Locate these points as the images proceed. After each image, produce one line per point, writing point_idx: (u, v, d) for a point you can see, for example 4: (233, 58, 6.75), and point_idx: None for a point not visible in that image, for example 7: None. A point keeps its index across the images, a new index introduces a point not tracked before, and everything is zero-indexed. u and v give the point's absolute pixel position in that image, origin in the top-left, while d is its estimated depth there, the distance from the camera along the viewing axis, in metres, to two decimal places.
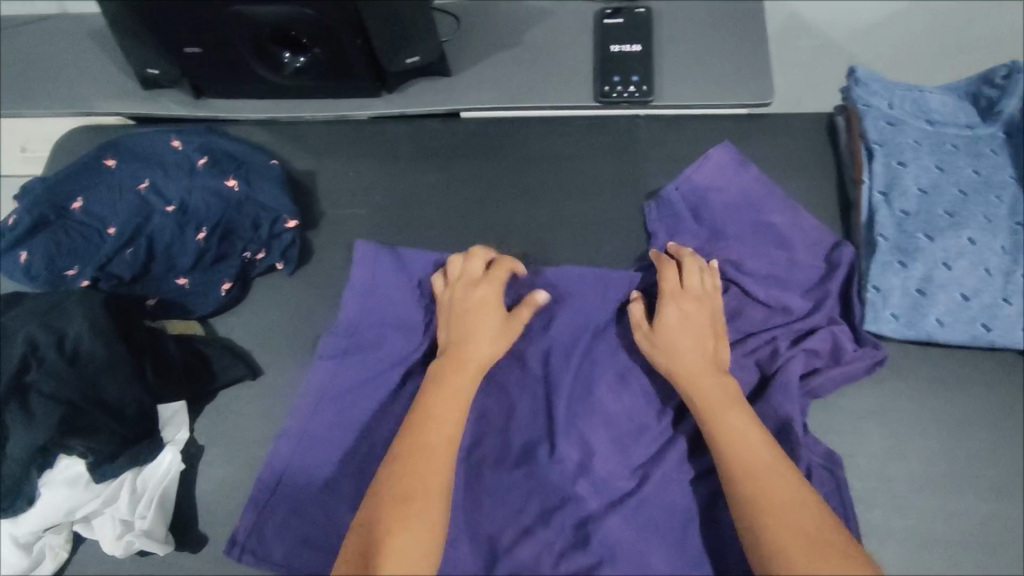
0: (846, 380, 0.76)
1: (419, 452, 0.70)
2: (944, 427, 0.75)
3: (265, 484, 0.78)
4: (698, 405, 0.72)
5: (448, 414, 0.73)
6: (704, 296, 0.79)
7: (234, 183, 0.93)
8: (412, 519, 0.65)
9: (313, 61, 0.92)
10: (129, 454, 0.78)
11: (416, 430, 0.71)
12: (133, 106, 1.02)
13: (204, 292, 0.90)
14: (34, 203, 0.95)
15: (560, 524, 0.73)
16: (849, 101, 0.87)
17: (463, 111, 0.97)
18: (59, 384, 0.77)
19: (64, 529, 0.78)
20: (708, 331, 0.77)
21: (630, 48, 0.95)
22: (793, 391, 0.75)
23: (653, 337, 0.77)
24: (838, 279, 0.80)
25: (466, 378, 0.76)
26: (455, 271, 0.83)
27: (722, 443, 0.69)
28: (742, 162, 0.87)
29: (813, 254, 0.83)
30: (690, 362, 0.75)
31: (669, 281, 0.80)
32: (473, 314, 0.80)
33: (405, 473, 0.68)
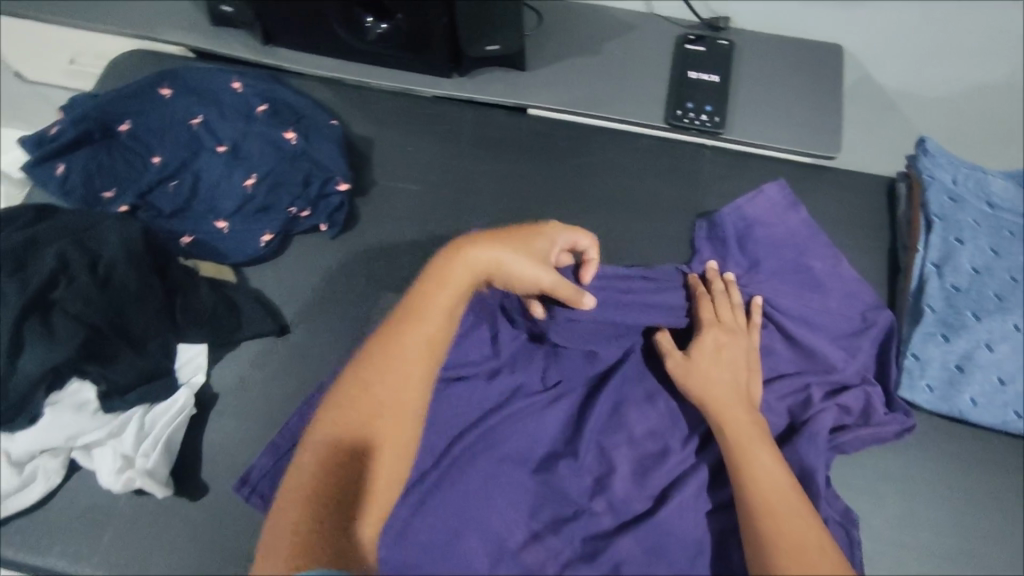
0: (874, 442, 0.76)
1: (388, 368, 0.69)
2: (960, 503, 0.76)
3: (290, 434, 0.77)
4: (725, 435, 0.71)
5: (400, 364, 0.70)
6: (740, 330, 0.78)
7: (293, 136, 0.92)
8: (371, 435, 0.66)
9: (394, 29, 0.91)
10: (141, 390, 0.76)
11: (388, 341, 0.71)
12: (200, 40, 1.01)
13: (241, 240, 0.88)
14: (81, 117, 0.93)
15: (569, 535, 0.73)
16: (913, 170, 0.89)
17: (531, 108, 0.96)
18: (86, 305, 0.75)
19: (61, 455, 0.75)
20: (742, 364, 0.76)
21: (708, 78, 0.95)
22: (823, 443, 0.74)
23: (686, 364, 0.77)
24: (872, 337, 0.81)
25: (439, 308, 0.73)
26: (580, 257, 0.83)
27: (741, 474, 0.68)
28: (793, 203, 0.88)
29: (848, 305, 0.83)
30: (719, 391, 0.74)
31: (707, 312, 0.80)
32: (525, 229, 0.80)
33: (376, 388, 0.68)
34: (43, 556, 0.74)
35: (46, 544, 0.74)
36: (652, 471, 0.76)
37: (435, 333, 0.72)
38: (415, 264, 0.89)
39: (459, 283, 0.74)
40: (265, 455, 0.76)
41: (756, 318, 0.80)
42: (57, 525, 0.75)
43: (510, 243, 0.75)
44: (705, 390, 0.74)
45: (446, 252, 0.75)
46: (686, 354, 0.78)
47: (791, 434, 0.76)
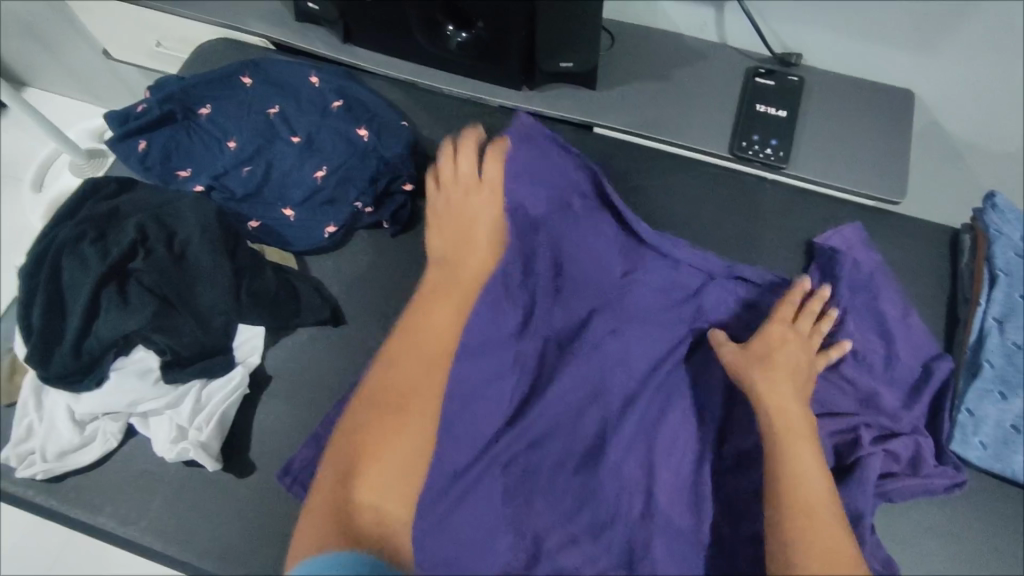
0: (922, 494, 0.76)
1: (411, 352, 0.79)
2: (1005, 564, 0.75)
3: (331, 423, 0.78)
4: (776, 429, 0.69)
5: (411, 364, 0.78)
6: (808, 340, 0.77)
7: (365, 133, 0.94)
8: (394, 431, 0.73)
9: (473, 39, 0.94)
10: (200, 364, 0.79)
11: (408, 332, 0.80)
12: (284, 34, 1.04)
13: (308, 229, 0.90)
14: (166, 97, 0.97)
15: (607, 544, 0.74)
16: (980, 223, 0.88)
17: (598, 126, 0.98)
18: (159, 279, 0.79)
19: (121, 419, 0.79)
20: (806, 370, 0.75)
21: (776, 112, 0.96)
22: (870, 488, 0.73)
23: (747, 352, 0.76)
24: (932, 389, 0.80)
25: (442, 315, 0.81)
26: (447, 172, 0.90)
27: (781, 476, 0.65)
28: (868, 245, 0.88)
29: (913, 354, 0.82)
30: (778, 380, 0.72)
31: (785, 313, 0.79)
32: (458, 205, 0.88)
33: (399, 377, 0.77)
34: (96, 514, 0.77)
35: (98, 503, 0.78)
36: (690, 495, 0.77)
37: (452, 320, 0.81)
38: None
39: (450, 295, 0.83)
40: (308, 445, 0.77)
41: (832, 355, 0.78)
42: (109, 487, 0.78)
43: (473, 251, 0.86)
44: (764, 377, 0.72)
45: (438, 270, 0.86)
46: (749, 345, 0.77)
47: (837, 476, 0.75)
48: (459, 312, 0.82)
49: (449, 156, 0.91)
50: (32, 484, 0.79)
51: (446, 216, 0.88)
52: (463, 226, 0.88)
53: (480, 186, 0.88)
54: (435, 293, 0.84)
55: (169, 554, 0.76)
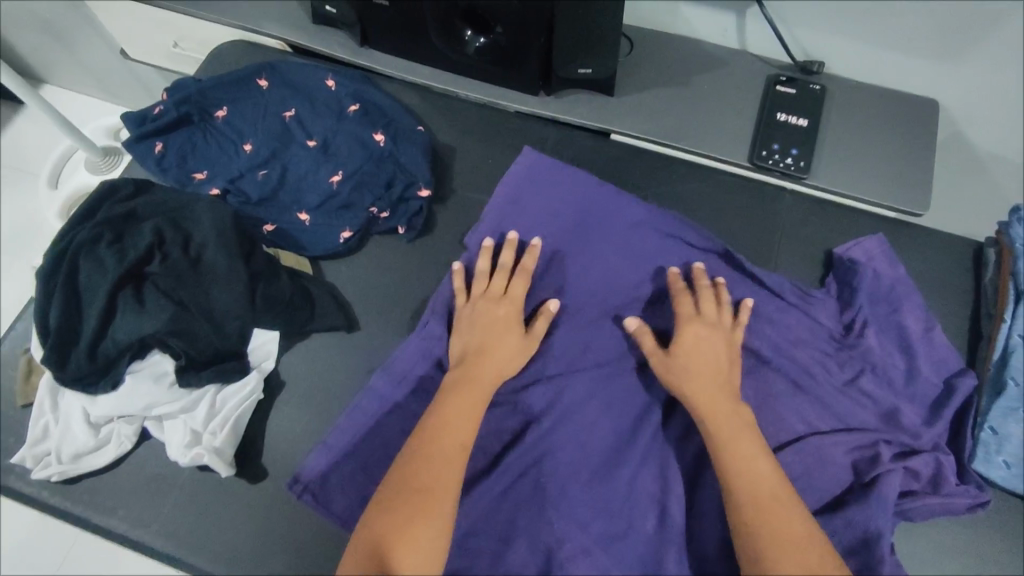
0: (941, 513, 0.74)
1: (437, 442, 0.69)
2: None
3: (344, 432, 0.78)
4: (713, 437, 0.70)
5: (434, 454, 0.68)
6: (721, 325, 0.78)
7: (381, 138, 0.94)
8: (418, 526, 0.64)
9: (492, 44, 0.93)
10: (215, 368, 0.78)
11: (431, 428, 0.71)
12: (301, 37, 1.04)
13: (323, 234, 0.90)
14: (183, 99, 0.97)
15: (619, 555, 0.73)
16: (1005, 236, 0.86)
17: (615, 133, 0.97)
18: (175, 283, 0.79)
19: (136, 422, 0.79)
20: (723, 356, 0.76)
21: (797, 121, 0.95)
22: (890, 507, 0.72)
23: (668, 362, 0.76)
24: (954, 404, 0.78)
25: (468, 422, 0.72)
26: (481, 285, 0.82)
27: (734, 485, 0.67)
28: (894, 258, 0.85)
29: (935, 370, 0.81)
30: (702, 380, 0.74)
31: (685, 306, 0.79)
32: (489, 321, 0.79)
33: (419, 471, 0.67)
34: (110, 516, 0.77)
35: (111, 506, 0.78)
36: (706, 510, 0.75)
37: (472, 417, 0.72)
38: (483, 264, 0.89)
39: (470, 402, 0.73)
40: (318, 455, 0.77)
41: (744, 317, 0.80)
42: (123, 489, 0.78)
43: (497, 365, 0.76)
44: (689, 386, 0.74)
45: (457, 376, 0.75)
46: (668, 352, 0.77)
47: (857, 492, 0.74)
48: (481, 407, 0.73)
49: (483, 273, 0.82)
50: (46, 486, 0.79)
51: (473, 330, 0.79)
52: (486, 338, 0.78)
53: (505, 300, 0.80)
54: (459, 388, 0.74)
55: (181, 559, 0.76)
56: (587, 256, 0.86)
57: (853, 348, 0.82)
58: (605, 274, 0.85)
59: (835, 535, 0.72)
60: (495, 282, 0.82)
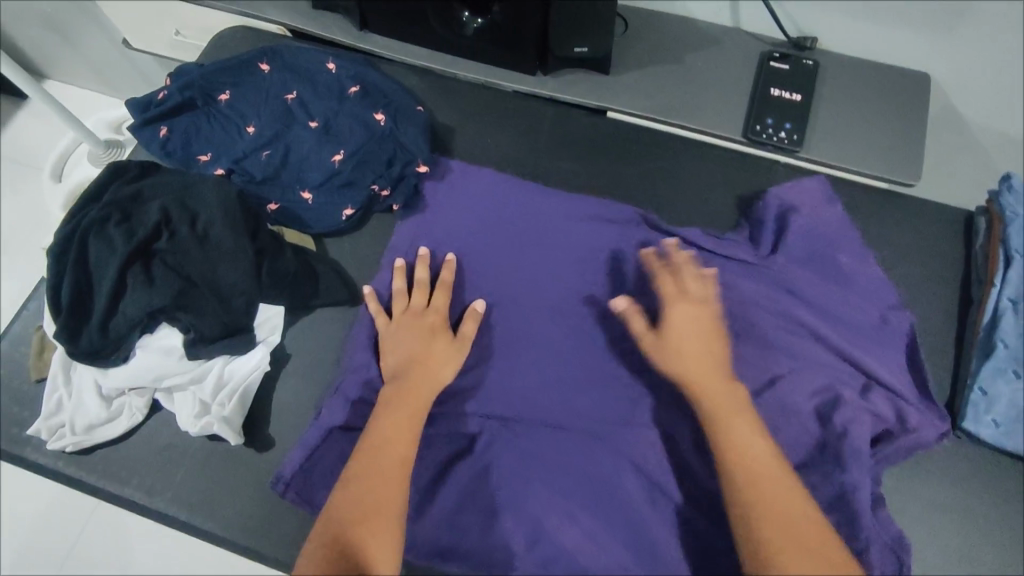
0: (914, 449, 0.78)
1: (377, 453, 0.71)
2: (1010, 539, 0.76)
3: (319, 427, 0.79)
4: (710, 414, 0.72)
5: (376, 469, 0.70)
6: (709, 300, 0.78)
7: (382, 117, 0.96)
8: (371, 532, 0.66)
9: (489, 25, 0.95)
10: (224, 341, 0.80)
11: (371, 444, 0.72)
12: (302, 22, 1.06)
13: (326, 212, 0.92)
14: (188, 84, 1.00)
15: (606, 516, 0.78)
16: (994, 204, 0.88)
17: (611, 111, 0.99)
18: (183, 259, 0.81)
19: (146, 394, 0.81)
20: (713, 332, 0.76)
21: (790, 96, 0.96)
22: (865, 456, 0.76)
23: (659, 346, 0.76)
24: (897, 344, 0.83)
25: (407, 435, 0.74)
26: (400, 304, 0.84)
27: (731, 466, 0.68)
28: (831, 199, 0.89)
29: (872, 305, 0.85)
30: (693, 362, 0.74)
31: (668, 288, 0.79)
32: (417, 338, 0.81)
33: (357, 492, 0.68)
34: (123, 486, 0.80)
35: (124, 475, 0.80)
36: (689, 475, 0.79)
37: (410, 431, 0.74)
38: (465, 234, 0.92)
39: (405, 419, 0.75)
40: (295, 453, 0.78)
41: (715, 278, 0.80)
42: (136, 460, 0.81)
43: (431, 373, 0.79)
44: (681, 371, 0.74)
45: (388, 395, 0.77)
46: (659, 334, 0.77)
47: (825, 445, 0.77)
48: (418, 417, 0.76)
49: (400, 292, 0.85)
50: (62, 457, 0.81)
51: (403, 347, 0.80)
52: (414, 354, 0.80)
53: (427, 313, 0.83)
54: (393, 403, 0.76)
55: (192, 525, 0.78)
56: (572, 227, 0.92)
57: (784, 284, 0.86)
58: (592, 236, 0.91)
59: (818, 492, 0.76)
60: (414, 298, 0.84)
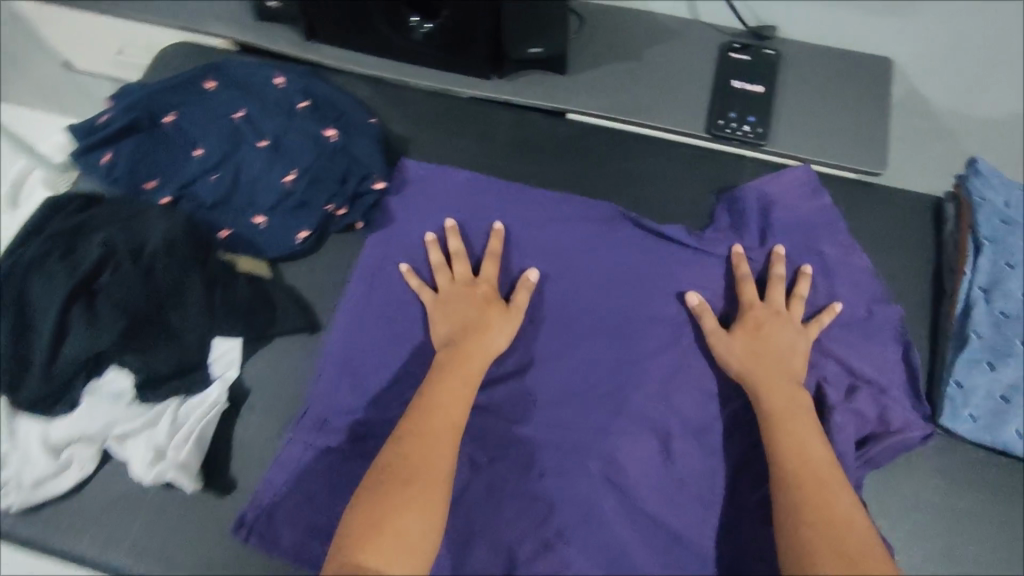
0: (902, 450, 0.77)
1: (427, 421, 0.73)
2: (992, 536, 0.75)
3: (281, 466, 0.78)
4: (774, 407, 0.74)
5: (429, 432, 0.73)
6: (784, 313, 0.80)
7: (333, 133, 0.92)
8: (411, 497, 0.69)
9: (438, 30, 0.92)
10: (175, 382, 0.79)
11: (423, 408, 0.75)
12: (246, 35, 1.02)
13: (279, 235, 0.88)
14: (131, 106, 0.94)
15: (581, 541, 0.75)
16: (962, 190, 0.86)
17: (571, 112, 0.96)
18: (128, 293, 0.77)
19: (96, 443, 0.78)
20: (794, 338, 0.79)
21: (752, 88, 0.94)
22: (850, 461, 0.76)
23: (730, 343, 0.79)
24: (886, 337, 0.82)
25: (458, 403, 0.76)
26: (446, 278, 0.85)
27: (788, 445, 0.72)
28: (817, 188, 0.88)
29: (851, 302, 0.83)
30: (760, 368, 0.77)
31: (750, 292, 0.82)
32: (469, 307, 0.82)
33: (406, 450, 0.72)
34: (77, 540, 0.76)
35: (78, 529, 0.76)
36: (661, 493, 0.78)
37: (460, 401, 0.76)
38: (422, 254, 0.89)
39: (455, 390, 0.76)
40: (258, 495, 0.77)
41: (804, 291, 0.82)
42: (93, 511, 0.77)
43: (482, 340, 0.79)
44: (748, 371, 0.77)
45: (440, 364, 0.78)
46: (730, 332, 0.80)
47: None
48: (468, 386, 0.77)
49: (443, 264, 0.86)
50: (11, 513, 0.77)
51: (451, 317, 0.82)
52: (467, 323, 0.81)
53: (478, 284, 0.84)
54: (444, 371, 0.77)
55: None
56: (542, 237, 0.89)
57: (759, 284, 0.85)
58: (562, 246, 0.89)
59: None
60: (461, 270, 0.85)
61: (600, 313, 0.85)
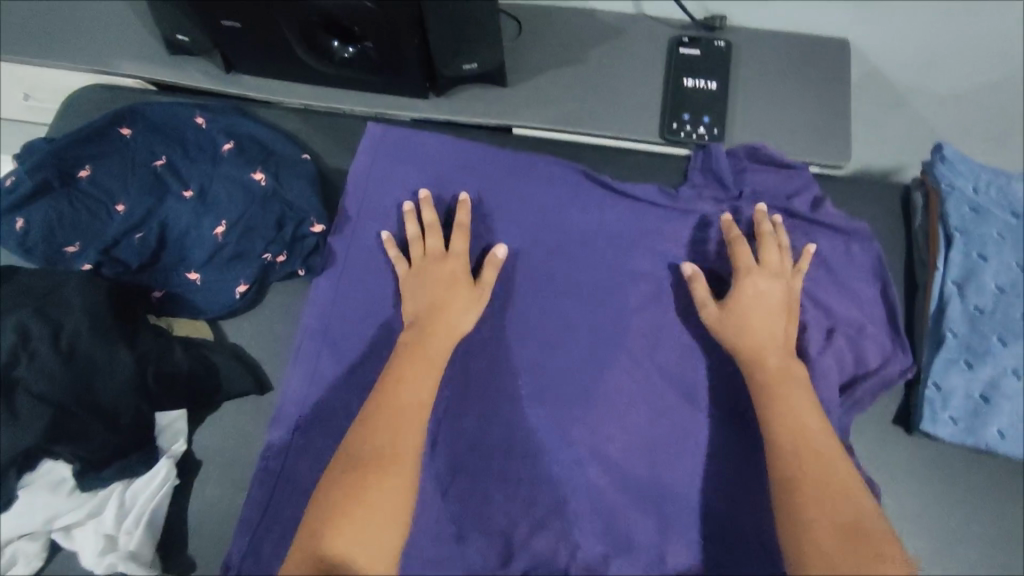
0: (882, 388, 0.76)
1: (398, 396, 0.70)
2: (974, 537, 0.73)
3: (241, 544, 0.74)
4: (761, 363, 0.71)
5: (401, 407, 0.69)
6: (780, 272, 0.75)
7: (262, 176, 0.85)
8: (383, 473, 0.65)
9: (362, 55, 0.85)
10: (118, 466, 0.73)
11: (393, 383, 0.71)
12: (160, 73, 0.94)
13: (215, 292, 0.83)
14: (36, 164, 0.84)
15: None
16: (930, 178, 0.82)
17: (516, 127, 0.91)
18: (51, 383, 0.71)
19: (41, 537, 0.73)
20: (784, 298, 0.74)
21: (705, 86, 0.89)
22: (835, 406, 0.74)
23: (722, 312, 0.74)
24: (867, 281, 0.80)
25: (430, 376, 0.72)
26: (415, 254, 0.80)
27: (769, 398, 0.68)
28: (791, 165, 0.84)
29: (829, 298, 0.79)
30: (756, 335, 0.72)
31: (745, 257, 0.76)
32: (437, 284, 0.77)
33: (377, 426, 0.68)
34: None
35: None
36: (644, 536, 0.73)
37: (432, 377, 0.72)
38: (367, 299, 0.82)
39: (427, 366, 0.72)
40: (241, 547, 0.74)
41: (784, 240, 0.78)
42: None
43: (451, 317, 0.75)
44: (745, 339, 0.72)
45: (410, 340, 0.74)
46: (724, 305, 0.75)
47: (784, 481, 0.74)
48: (439, 362, 0.73)
49: (413, 239, 0.81)
50: None
51: (422, 294, 0.77)
52: (435, 298, 0.76)
53: (449, 259, 0.79)
54: (413, 348, 0.73)
55: None
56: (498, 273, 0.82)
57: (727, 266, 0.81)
58: (524, 268, 0.82)
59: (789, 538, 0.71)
60: (429, 244, 0.80)
61: (568, 345, 0.79)
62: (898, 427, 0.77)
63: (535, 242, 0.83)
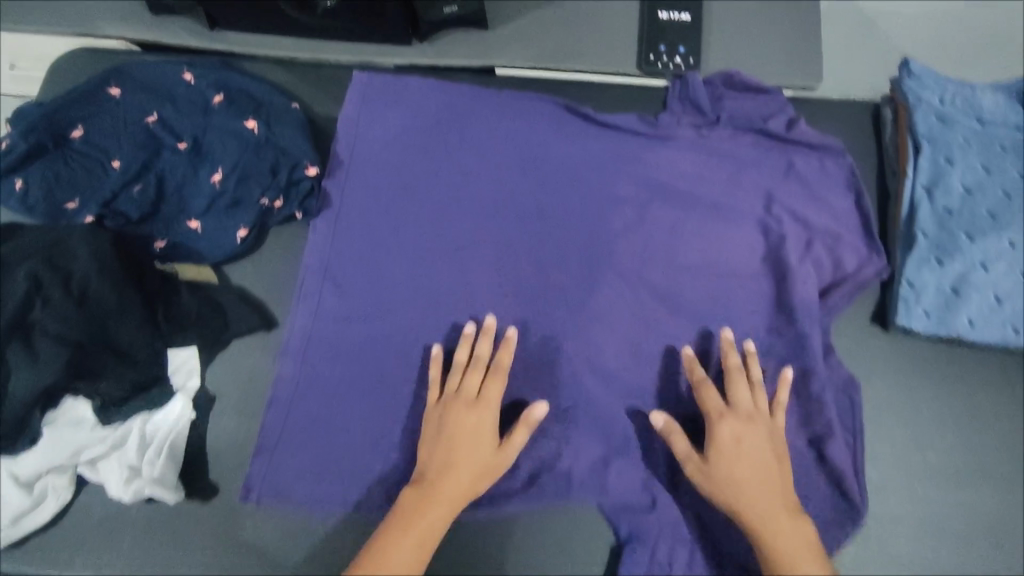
0: (857, 290, 0.80)
1: (410, 522, 0.69)
2: (950, 420, 0.78)
3: (260, 465, 0.78)
4: (752, 507, 0.69)
5: (407, 534, 0.69)
6: (757, 417, 0.73)
7: (254, 125, 0.88)
8: None
9: (343, 6, 0.87)
10: (136, 400, 0.77)
11: (405, 514, 0.70)
12: (146, 33, 0.96)
13: (215, 239, 0.85)
14: (29, 126, 0.86)
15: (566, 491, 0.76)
16: (898, 92, 0.86)
17: (499, 68, 0.94)
18: (66, 324, 0.74)
19: (68, 471, 0.76)
20: (770, 454, 0.71)
21: (679, 17, 0.92)
22: (813, 307, 0.79)
23: (707, 474, 0.71)
24: (842, 193, 0.84)
25: (440, 513, 0.70)
26: (451, 387, 0.76)
27: (766, 532, 0.68)
28: (767, 88, 0.87)
29: (804, 211, 0.83)
30: (740, 489, 0.70)
31: (712, 401, 0.73)
32: (461, 439, 0.73)
33: (387, 551, 0.68)
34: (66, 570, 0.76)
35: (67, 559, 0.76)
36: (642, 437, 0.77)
37: (444, 517, 0.70)
38: (364, 235, 0.85)
39: (441, 511, 0.70)
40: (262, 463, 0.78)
41: (756, 374, 0.76)
42: (77, 540, 0.77)
43: (472, 469, 0.72)
44: (729, 492, 0.70)
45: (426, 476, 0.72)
46: (704, 457, 0.72)
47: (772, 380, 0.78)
48: (455, 506, 0.71)
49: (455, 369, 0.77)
50: None
51: (437, 446, 0.73)
52: (460, 453, 0.73)
53: (483, 409, 0.75)
54: (430, 487, 0.71)
55: None
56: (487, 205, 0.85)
57: (709, 185, 0.85)
58: (513, 200, 0.85)
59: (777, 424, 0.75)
60: (466, 382, 0.76)
61: (559, 268, 0.82)
62: (876, 326, 0.81)
63: (523, 173, 0.86)
